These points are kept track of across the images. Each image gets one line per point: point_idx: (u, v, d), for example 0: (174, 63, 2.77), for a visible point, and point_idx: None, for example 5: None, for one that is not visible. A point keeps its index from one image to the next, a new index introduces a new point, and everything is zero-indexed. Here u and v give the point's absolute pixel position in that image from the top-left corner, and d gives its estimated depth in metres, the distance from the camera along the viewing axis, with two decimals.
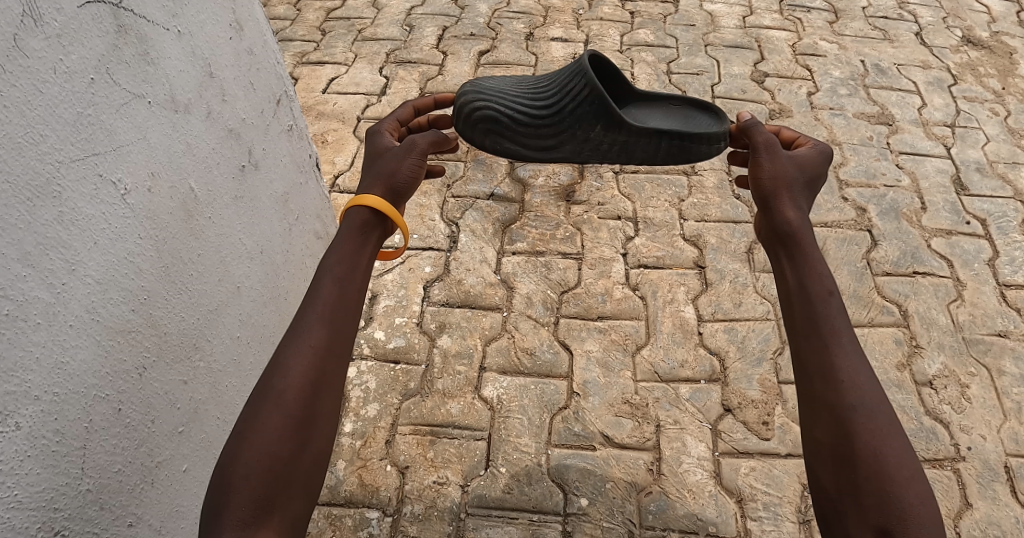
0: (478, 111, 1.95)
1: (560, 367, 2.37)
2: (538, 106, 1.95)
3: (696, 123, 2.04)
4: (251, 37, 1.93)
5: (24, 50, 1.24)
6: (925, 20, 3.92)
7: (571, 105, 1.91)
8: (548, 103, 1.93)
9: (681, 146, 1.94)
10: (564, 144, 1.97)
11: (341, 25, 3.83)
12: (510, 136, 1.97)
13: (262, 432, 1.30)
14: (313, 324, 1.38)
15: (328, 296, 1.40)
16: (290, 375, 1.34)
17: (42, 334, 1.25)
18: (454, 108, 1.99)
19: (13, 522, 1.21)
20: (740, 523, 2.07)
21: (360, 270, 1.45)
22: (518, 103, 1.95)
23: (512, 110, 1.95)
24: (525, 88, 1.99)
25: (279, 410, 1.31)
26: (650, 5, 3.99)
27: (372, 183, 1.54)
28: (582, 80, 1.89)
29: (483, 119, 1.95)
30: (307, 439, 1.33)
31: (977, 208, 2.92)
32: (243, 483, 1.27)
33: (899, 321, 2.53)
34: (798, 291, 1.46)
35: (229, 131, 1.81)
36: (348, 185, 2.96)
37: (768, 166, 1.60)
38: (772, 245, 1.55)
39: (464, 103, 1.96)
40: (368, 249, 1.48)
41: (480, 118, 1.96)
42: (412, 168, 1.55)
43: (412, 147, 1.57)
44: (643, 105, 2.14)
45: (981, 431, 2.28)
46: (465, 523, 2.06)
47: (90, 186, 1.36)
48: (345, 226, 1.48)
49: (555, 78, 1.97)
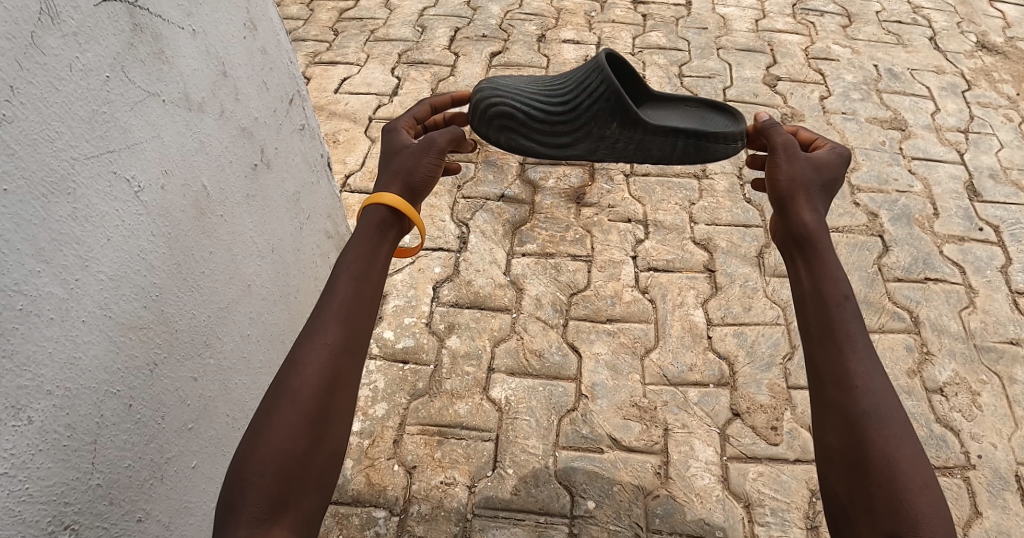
0: (495, 110, 1.95)
1: (569, 369, 2.37)
2: (554, 104, 1.94)
3: (712, 122, 2.04)
4: (264, 37, 1.94)
5: (41, 47, 1.25)
6: (940, 25, 3.90)
7: (588, 103, 1.91)
8: (565, 99, 1.93)
9: (698, 145, 1.94)
10: (579, 142, 1.97)
11: (354, 26, 3.84)
12: (526, 133, 1.96)
13: (276, 429, 1.30)
14: (328, 324, 1.38)
15: (345, 294, 1.40)
16: (306, 371, 1.34)
17: (55, 329, 1.26)
18: (470, 104, 1.99)
19: (23, 516, 1.22)
20: (747, 527, 2.07)
21: (376, 269, 1.45)
22: (535, 100, 1.95)
23: (528, 107, 1.94)
24: (542, 86, 1.99)
25: (294, 409, 1.31)
26: (662, 8, 3.99)
27: (389, 181, 1.54)
28: (599, 76, 1.90)
29: (498, 115, 1.95)
30: (321, 437, 1.33)
31: (989, 215, 2.90)
32: (257, 479, 1.27)
33: (910, 327, 2.52)
34: (813, 293, 1.45)
35: (242, 130, 1.82)
36: (360, 185, 2.96)
37: (787, 168, 1.58)
38: (787, 247, 1.54)
39: (480, 100, 1.96)
40: (385, 246, 1.48)
41: (496, 115, 1.96)
42: (429, 167, 1.55)
43: (430, 145, 1.56)
44: (657, 106, 2.14)
45: (992, 439, 2.27)
46: (472, 524, 2.06)
47: (105, 183, 1.37)
48: (362, 223, 1.48)
49: (569, 78, 1.97)
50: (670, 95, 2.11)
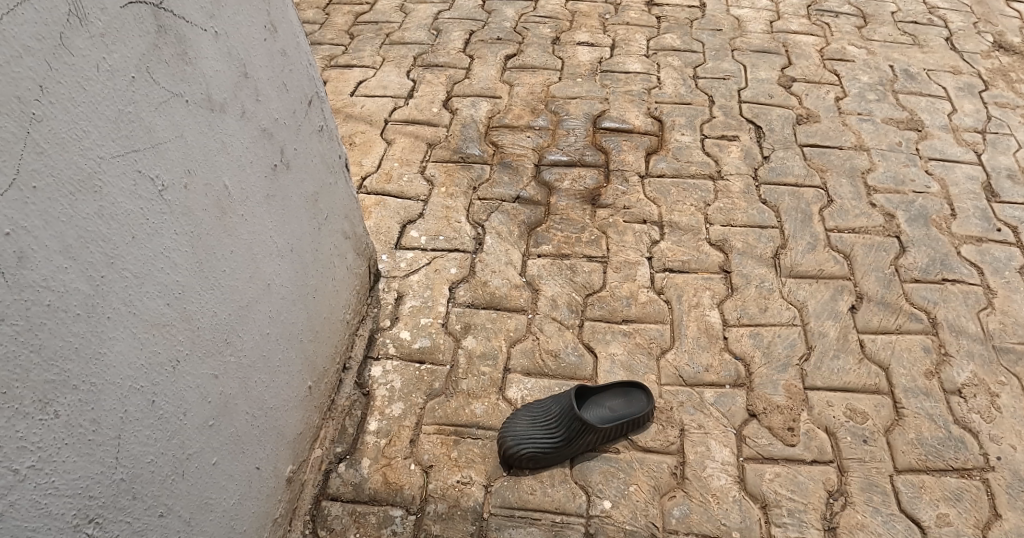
0: (523, 458, 2.13)
1: (585, 369, 2.38)
2: (552, 443, 2.13)
3: (636, 402, 2.28)
4: (284, 39, 1.96)
5: (69, 48, 1.28)
6: (956, 25, 3.89)
7: (575, 433, 2.13)
8: (554, 437, 2.14)
9: (633, 422, 2.21)
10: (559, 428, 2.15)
11: (370, 29, 3.87)
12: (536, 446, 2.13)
13: None
14: None
15: None
16: None
17: (80, 325, 1.29)
18: (501, 458, 2.16)
19: (49, 509, 1.24)
20: (764, 528, 2.05)
21: None
22: (540, 447, 2.13)
23: (538, 450, 2.13)
24: (538, 423, 2.17)
25: None
26: (677, 10, 4.00)
27: None
28: (564, 430, 2.14)
29: (527, 464, 2.14)
30: None
31: (1007, 216, 2.88)
32: None
33: (927, 329, 2.51)
34: None
35: (263, 130, 1.84)
36: (376, 186, 2.96)
37: None
38: None
39: (508, 454, 2.14)
40: None
41: (524, 464, 2.14)
42: None
43: None
44: (586, 399, 2.28)
45: (1012, 441, 2.25)
46: (488, 523, 2.05)
47: (130, 182, 1.39)
48: None
49: (556, 408, 2.19)
50: (605, 411, 2.26)
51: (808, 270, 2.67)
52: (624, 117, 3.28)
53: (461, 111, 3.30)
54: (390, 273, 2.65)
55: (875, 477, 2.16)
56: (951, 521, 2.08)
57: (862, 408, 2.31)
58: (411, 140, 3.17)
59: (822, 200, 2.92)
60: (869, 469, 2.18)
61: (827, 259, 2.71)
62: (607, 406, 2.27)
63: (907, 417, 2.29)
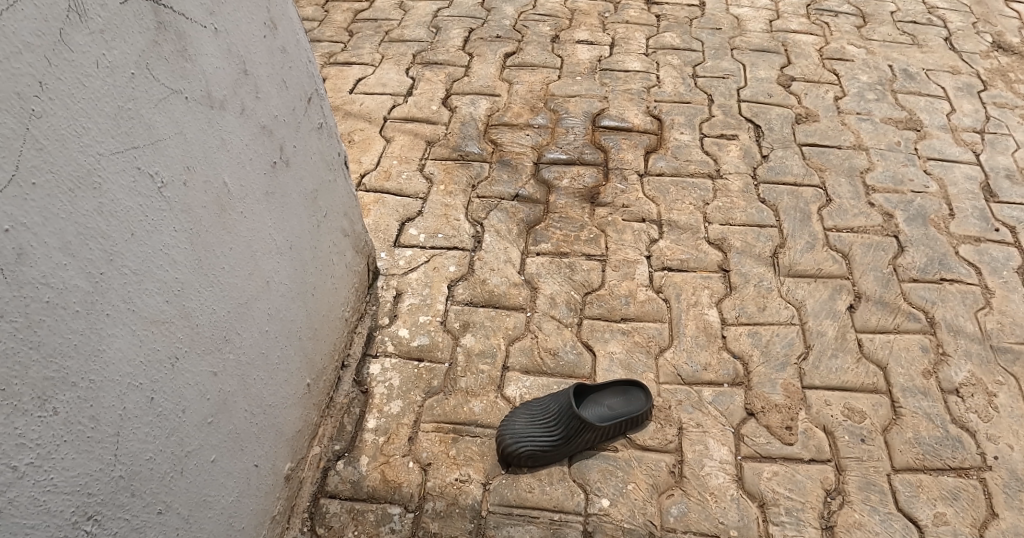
0: (521, 456, 2.13)
1: (583, 368, 2.38)
2: (550, 441, 2.14)
3: (634, 400, 2.28)
4: (284, 36, 1.96)
5: (69, 44, 1.27)
6: (955, 25, 3.89)
7: (573, 431, 2.14)
8: (553, 435, 2.14)
9: (631, 421, 2.21)
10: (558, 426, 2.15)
11: (369, 27, 3.87)
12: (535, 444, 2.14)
13: None
14: None
15: None
16: None
17: (80, 322, 1.29)
18: (500, 456, 2.16)
19: (48, 506, 1.24)
20: (762, 527, 2.06)
21: None
22: (538, 445, 2.13)
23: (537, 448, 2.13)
24: (537, 421, 2.17)
25: None
26: (677, 9, 4.00)
27: None
28: (563, 428, 2.14)
29: (525, 462, 2.14)
30: None
31: (1005, 216, 2.89)
32: None
33: (925, 328, 2.51)
34: None
35: (262, 127, 1.84)
36: (375, 184, 2.96)
37: None
38: None
39: (507, 452, 2.14)
40: None
41: (522, 462, 2.14)
42: None
43: None
44: (585, 398, 2.28)
45: (1009, 440, 2.25)
46: (486, 521, 2.06)
47: (129, 179, 1.39)
48: None
49: (554, 407, 2.19)
50: (604, 409, 2.26)
51: (806, 269, 2.68)
52: (623, 115, 3.28)
53: (460, 109, 3.30)
54: (389, 271, 2.65)
55: (872, 476, 2.16)
56: (948, 520, 2.09)
57: (860, 407, 2.31)
58: (410, 138, 3.17)
59: (820, 199, 2.92)
60: (866, 468, 2.18)
61: (826, 258, 2.71)
62: (605, 404, 2.27)
63: (905, 417, 2.29)
